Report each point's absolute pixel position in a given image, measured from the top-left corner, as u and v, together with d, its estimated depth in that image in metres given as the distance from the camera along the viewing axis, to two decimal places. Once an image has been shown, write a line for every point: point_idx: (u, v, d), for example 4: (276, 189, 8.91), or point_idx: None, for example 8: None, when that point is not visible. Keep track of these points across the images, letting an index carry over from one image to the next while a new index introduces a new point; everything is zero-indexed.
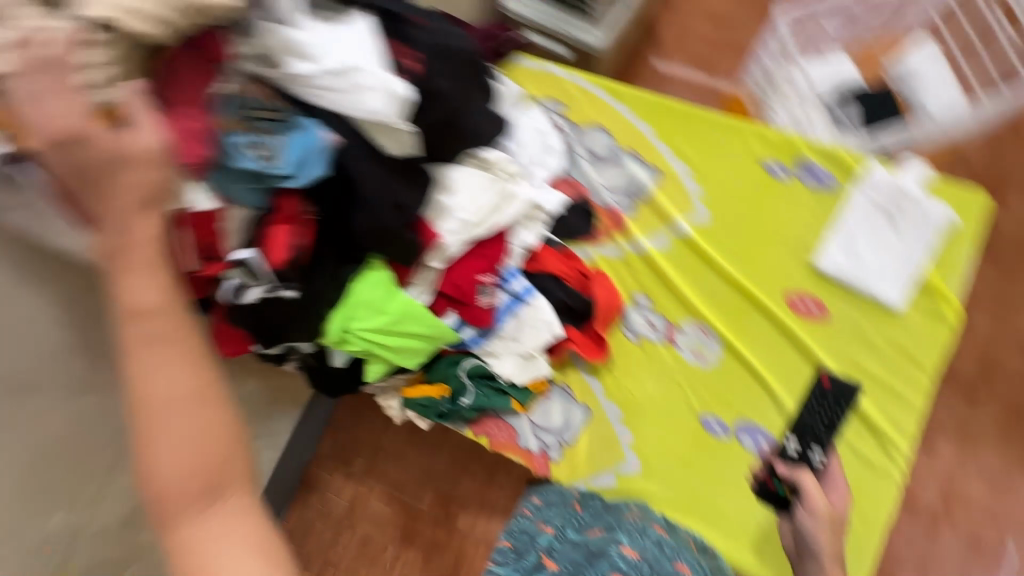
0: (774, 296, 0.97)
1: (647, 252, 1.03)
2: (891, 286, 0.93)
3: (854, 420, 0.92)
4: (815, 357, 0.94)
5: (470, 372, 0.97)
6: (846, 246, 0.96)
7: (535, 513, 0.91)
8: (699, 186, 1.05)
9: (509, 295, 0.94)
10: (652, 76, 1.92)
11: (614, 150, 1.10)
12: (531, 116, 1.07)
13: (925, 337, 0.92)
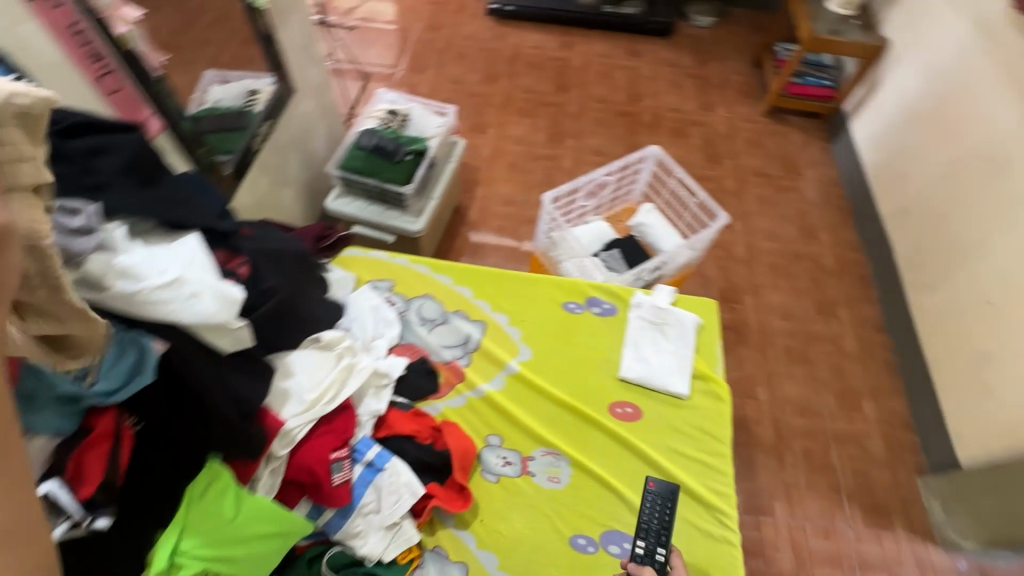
0: (598, 408, 1.14)
1: (488, 395, 1.13)
2: (677, 380, 1.17)
3: (689, 501, 1.05)
4: (644, 453, 1.08)
5: (333, 563, 0.91)
6: (638, 356, 1.20)
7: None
8: (518, 329, 1.23)
9: (364, 466, 0.95)
10: (474, 249, 2.32)
11: (441, 312, 1.26)
12: (362, 297, 1.21)
13: (714, 414, 1.14)
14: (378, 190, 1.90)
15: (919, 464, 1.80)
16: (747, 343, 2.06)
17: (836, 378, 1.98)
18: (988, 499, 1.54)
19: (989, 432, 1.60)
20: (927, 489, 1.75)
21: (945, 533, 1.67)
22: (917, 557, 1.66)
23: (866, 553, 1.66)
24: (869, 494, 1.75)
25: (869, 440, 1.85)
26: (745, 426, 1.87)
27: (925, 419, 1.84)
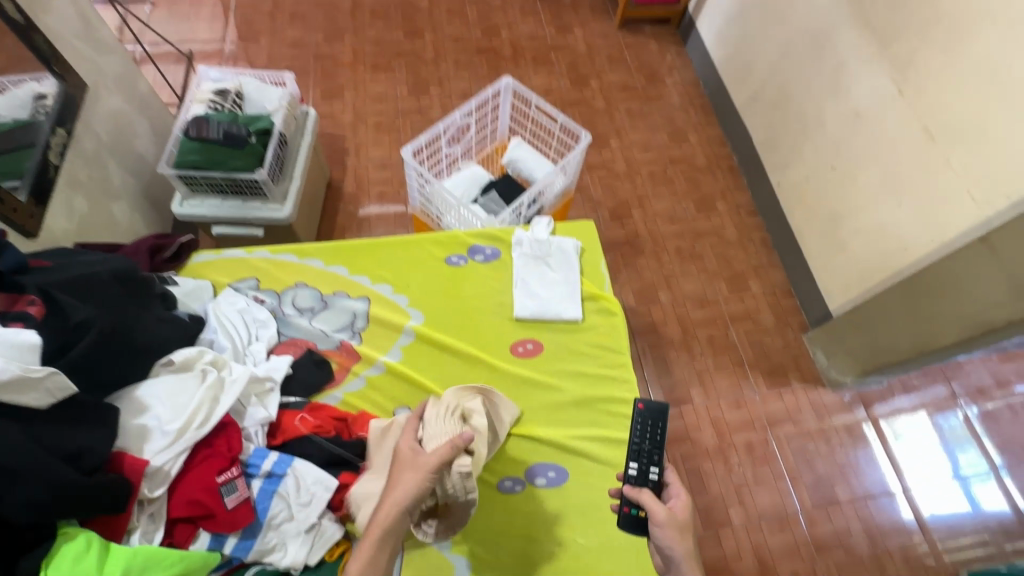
0: (499, 352, 1.14)
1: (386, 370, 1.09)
2: (570, 306, 1.19)
3: (601, 416, 1.09)
4: (551, 384, 1.11)
5: None
6: (528, 292, 1.19)
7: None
8: (405, 296, 1.19)
9: (263, 478, 0.89)
10: (359, 222, 2.19)
11: (320, 298, 1.18)
12: (223, 302, 1.10)
13: (610, 329, 1.18)
14: (229, 182, 1.70)
15: (802, 323, 2.02)
16: (643, 254, 2.15)
17: (724, 267, 2.13)
18: (855, 338, 1.77)
19: (849, 279, 1.80)
20: (812, 343, 1.96)
21: (831, 376, 1.89)
22: (810, 400, 1.87)
23: (771, 411, 1.85)
24: (766, 360, 1.95)
25: (760, 314, 2.04)
26: (654, 329, 1.99)
27: (800, 282, 2.05)
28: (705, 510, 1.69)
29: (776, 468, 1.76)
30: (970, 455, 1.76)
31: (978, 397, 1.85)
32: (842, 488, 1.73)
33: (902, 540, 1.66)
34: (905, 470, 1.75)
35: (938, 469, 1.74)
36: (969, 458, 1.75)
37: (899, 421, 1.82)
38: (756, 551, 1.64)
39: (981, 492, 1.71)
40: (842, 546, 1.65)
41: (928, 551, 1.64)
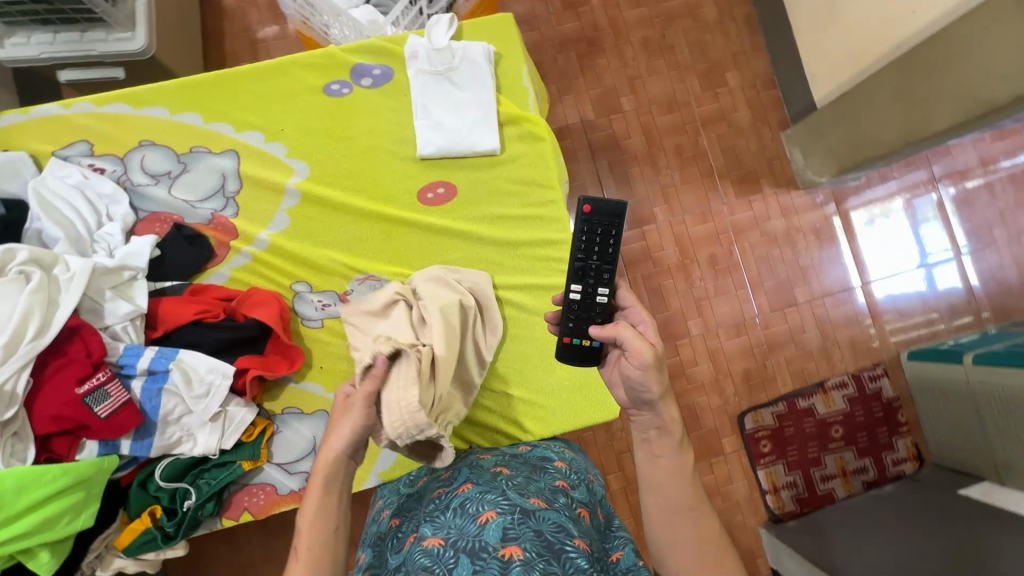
0: (405, 203, 0.97)
1: (272, 242, 0.94)
2: (485, 135, 0.96)
3: (529, 263, 0.97)
4: (469, 232, 0.96)
5: (169, 475, 0.82)
6: (431, 123, 0.96)
7: (377, 518, 0.80)
8: (281, 145, 0.96)
9: (143, 377, 0.80)
10: (253, 45, 1.78)
11: (175, 159, 0.95)
12: (48, 178, 0.89)
13: (536, 159, 0.98)
14: (46, 6, 1.29)
15: (782, 118, 1.78)
16: (602, 51, 1.79)
17: (698, 57, 1.80)
18: (836, 131, 1.56)
19: (843, 59, 1.51)
20: (790, 142, 1.75)
21: (805, 177, 1.73)
22: (781, 204, 1.75)
23: (739, 221, 1.74)
24: (738, 166, 1.76)
25: (736, 113, 1.78)
26: (615, 144, 1.76)
27: (785, 68, 1.74)
28: (664, 325, 1.70)
29: (739, 278, 1.72)
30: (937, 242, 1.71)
31: (958, 180, 1.71)
32: (802, 290, 1.72)
33: (853, 331, 1.70)
34: (868, 265, 1.71)
35: (902, 261, 1.70)
36: (936, 245, 1.70)
37: (871, 217, 1.72)
38: (711, 357, 1.70)
39: (939, 275, 1.70)
40: (794, 343, 1.70)
41: (875, 337, 1.70)
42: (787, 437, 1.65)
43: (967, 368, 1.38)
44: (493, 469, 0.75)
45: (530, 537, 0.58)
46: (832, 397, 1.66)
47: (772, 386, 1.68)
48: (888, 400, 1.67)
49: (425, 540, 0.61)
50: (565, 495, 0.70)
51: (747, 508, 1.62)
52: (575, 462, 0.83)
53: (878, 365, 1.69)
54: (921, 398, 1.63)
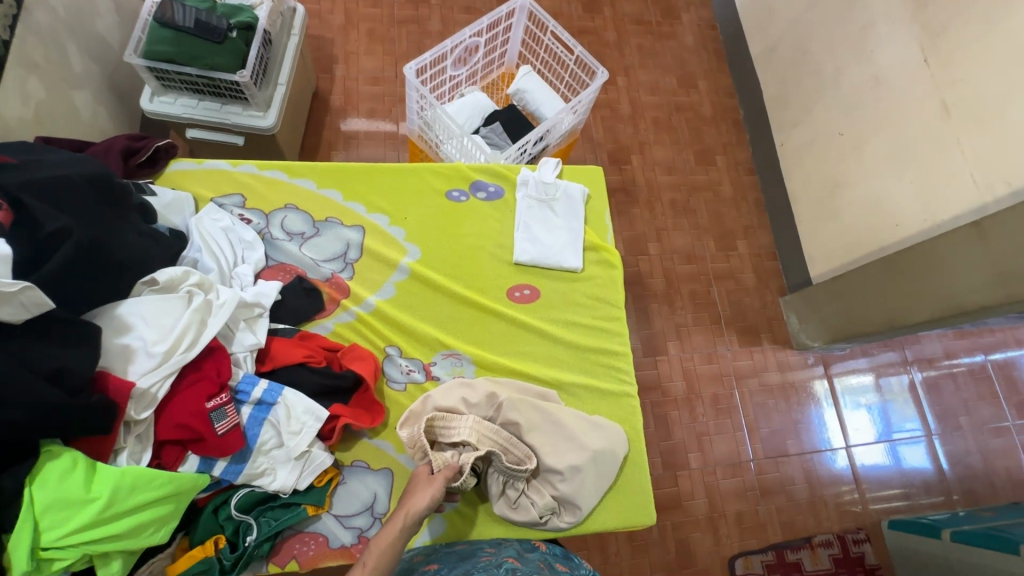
0: (495, 296, 1.13)
1: (377, 306, 1.07)
2: (571, 255, 1.16)
3: (590, 367, 1.11)
4: (547, 332, 1.11)
5: (242, 505, 0.86)
6: (529, 236, 1.16)
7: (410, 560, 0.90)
8: (401, 229, 1.14)
9: (252, 405, 0.88)
10: (345, 138, 2.05)
11: (311, 223, 1.11)
12: (205, 218, 1.03)
13: (608, 281, 1.17)
14: (206, 80, 1.53)
15: (781, 286, 2.06)
16: (637, 203, 2.11)
17: (715, 223, 2.12)
18: (829, 306, 1.83)
19: (837, 249, 1.82)
20: (787, 307, 2.01)
21: (799, 339, 1.96)
22: (778, 359, 1.95)
23: (740, 367, 1.93)
24: (743, 319, 2.00)
25: (744, 274, 2.07)
26: (640, 280, 1.99)
27: (786, 247, 2.07)
28: (666, 452, 1.79)
29: (737, 420, 1.86)
30: (910, 417, 1.90)
31: (925, 364, 1.97)
32: (792, 442, 1.85)
33: (838, 489, 1.81)
34: (852, 432, 1.88)
35: (879, 431, 1.88)
36: (908, 420, 1.90)
37: (855, 383, 1.93)
38: (708, 494, 1.77)
39: (909, 451, 1.87)
40: (784, 492, 1.80)
41: (856, 499, 1.81)
42: None
43: (946, 544, 1.55)
44: (536, 565, 0.83)
45: None
46: (818, 553, 1.73)
47: (760, 531, 1.75)
48: (869, 565, 1.73)
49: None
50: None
51: None
52: (525, 562, 0.81)
53: (860, 528, 1.78)
54: (899, 566, 1.71)
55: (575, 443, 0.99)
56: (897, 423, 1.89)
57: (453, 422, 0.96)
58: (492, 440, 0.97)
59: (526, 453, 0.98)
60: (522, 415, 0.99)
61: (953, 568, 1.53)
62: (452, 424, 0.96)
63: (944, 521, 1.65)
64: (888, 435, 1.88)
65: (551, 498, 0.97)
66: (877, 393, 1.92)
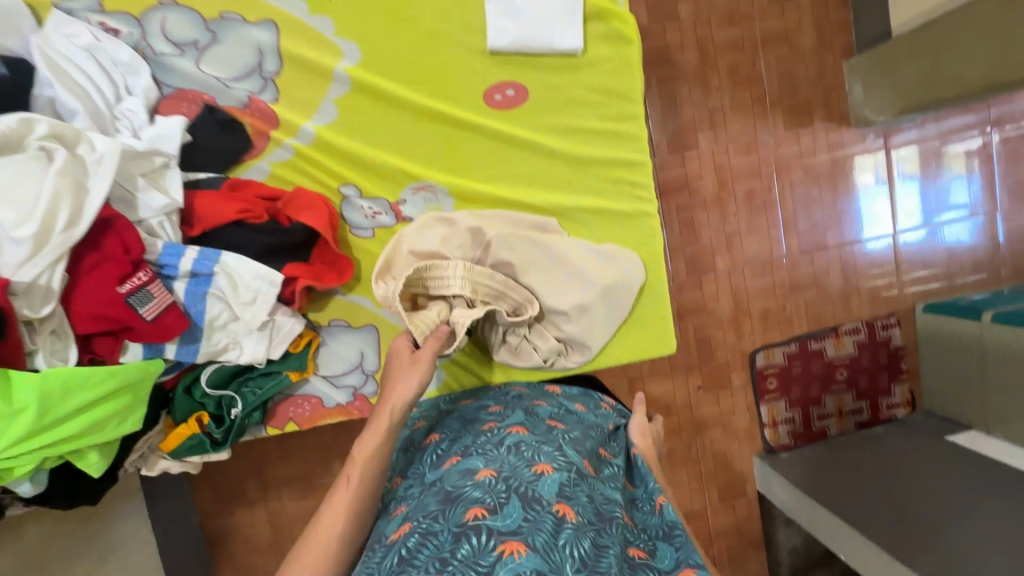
0: (470, 104, 0.85)
1: (318, 136, 0.83)
2: (568, 31, 0.83)
3: (599, 185, 0.89)
4: (541, 146, 0.87)
5: (215, 381, 0.79)
6: (508, 8, 0.81)
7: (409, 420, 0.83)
8: (327, 20, 0.80)
9: (187, 280, 0.73)
10: None
11: (203, 25, 0.78)
12: (53, 35, 0.73)
13: (620, 65, 0.86)
14: None
15: (847, 45, 1.58)
16: None
17: None
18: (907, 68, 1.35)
19: None
20: (852, 73, 1.56)
21: (859, 114, 1.55)
22: (829, 141, 1.58)
23: (783, 155, 1.58)
24: (793, 96, 1.57)
25: (801, 30, 1.57)
26: (665, 55, 1.52)
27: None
28: (691, 259, 1.56)
29: (773, 216, 1.58)
30: (965, 189, 1.63)
31: (1008, 128, 1.62)
32: (832, 235, 1.61)
33: (873, 276, 1.63)
34: (904, 213, 1.62)
35: (928, 210, 1.62)
36: (956, 196, 1.62)
37: (912, 157, 1.60)
38: (734, 295, 1.60)
39: (952, 228, 1.63)
40: (816, 285, 1.62)
41: (893, 283, 1.64)
42: (793, 374, 1.63)
43: (982, 324, 1.40)
44: (547, 421, 0.74)
45: (578, 501, 0.60)
46: (843, 341, 1.64)
47: (787, 325, 1.62)
48: (895, 347, 1.66)
49: (476, 471, 0.63)
50: (609, 464, 0.72)
51: (743, 438, 1.63)
52: (535, 418, 0.74)
53: (892, 314, 1.65)
54: (925, 345, 1.64)
55: (583, 276, 0.84)
56: (947, 201, 1.62)
57: (435, 273, 0.78)
58: (487, 286, 0.81)
59: (525, 296, 0.83)
60: (515, 253, 0.81)
61: (985, 348, 1.40)
62: (437, 276, 0.78)
63: (992, 302, 1.45)
64: (932, 218, 1.62)
65: (557, 340, 0.86)
66: (935, 165, 1.61)
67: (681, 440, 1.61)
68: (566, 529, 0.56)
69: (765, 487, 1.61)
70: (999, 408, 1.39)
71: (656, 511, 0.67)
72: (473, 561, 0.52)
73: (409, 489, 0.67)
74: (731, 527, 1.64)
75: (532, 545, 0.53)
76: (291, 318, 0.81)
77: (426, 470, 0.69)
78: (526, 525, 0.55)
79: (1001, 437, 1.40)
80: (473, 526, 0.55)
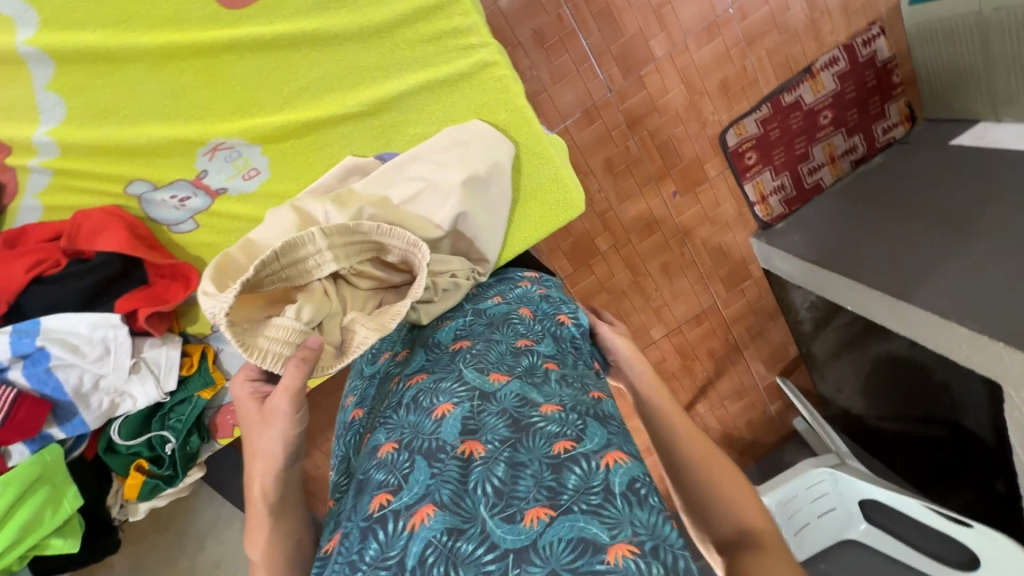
0: (203, 17, 0.64)
1: (59, 142, 0.66)
2: None
3: (416, 52, 0.70)
4: (319, 34, 0.66)
5: (129, 432, 0.77)
6: None
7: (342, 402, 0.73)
8: None
9: (20, 365, 0.66)
10: None
11: None
12: None
13: None
14: None
15: None
16: None
17: None
18: None
19: None
20: None
21: None
22: None
23: None
24: None
25: None
26: None
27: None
28: (622, 57, 1.17)
29: None
30: None
31: None
32: None
33: None
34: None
35: None
36: None
37: None
38: (684, 77, 1.22)
39: None
40: (776, 28, 1.23)
41: None
42: (773, 140, 1.32)
43: None
44: (451, 346, 0.64)
45: (489, 425, 0.52)
46: (821, 79, 1.29)
47: (753, 89, 1.27)
48: (881, 62, 1.31)
49: (380, 448, 0.55)
50: (531, 354, 0.61)
51: (735, 226, 1.39)
52: (439, 347, 0.65)
53: (874, 24, 1.28)
54: (921, 47, 1.28)
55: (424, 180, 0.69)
56: None
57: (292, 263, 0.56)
58: (351, 245, 0.58)
59: (408, 241, 0.59)
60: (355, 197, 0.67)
61: (985, 25, 1.08)
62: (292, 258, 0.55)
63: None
64: None
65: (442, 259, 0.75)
66: None
67: (670, 258, 1.37)
68: (476, 466, 0.49)
69: (768, 264, 1.41)
70: (1007, 87, 1.11)
71: (591, 396, 0.57)
72: (384, 553, 0.45)
73: (339, 481, 0.61)
74: (747, 313, 1.49)
75: (440, 504, 0.46)
76: (158, 352, 0.74)
77: (348, 455, 0.62)
78: (432, 485, 0.48)
79: (1012, 120, 1.14)
80: (379, 513, 0.48)
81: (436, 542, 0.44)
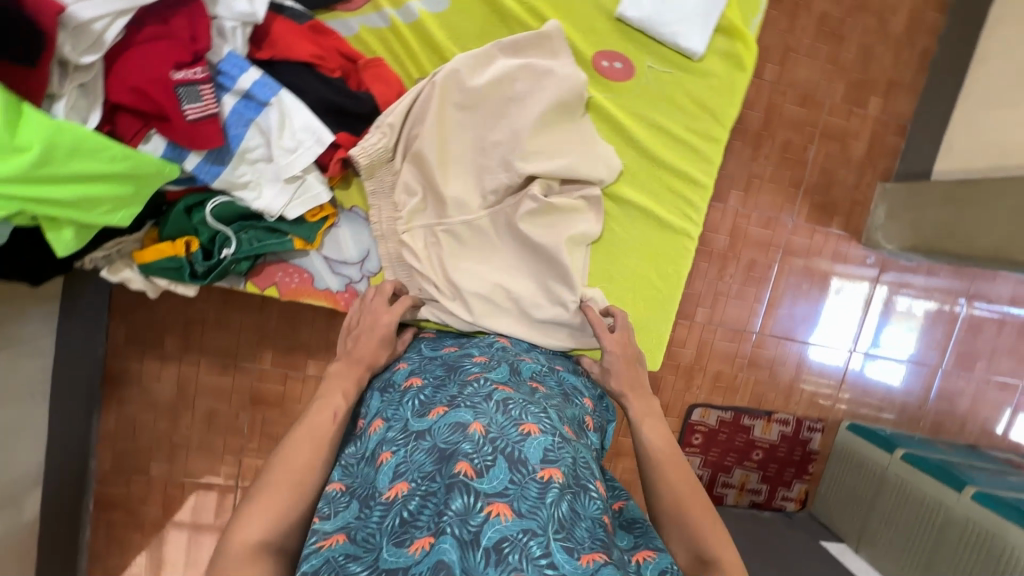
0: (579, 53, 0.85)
1: (420, 20, 0.79)
2: (697, 31, 0.84)
3: (659, 187, 0.89)
4: (624, 128, 0.87)
5: (219, 214, 0.74)
6: None
7: (389, 362, 0.74)
8: None
9: (238, 98, 0.68)
10: None
11: None
12: None
13: (725, 89, 0.88)
14: None
15: (889, 170, 1.32)
16: None
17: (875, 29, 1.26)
18: (936, 211, 1.14)
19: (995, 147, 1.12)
20: (883, 196, 1.31)
21: (873, 237, 1.32)
22: (836, 251, 1.34)
23: (796, 243, 1.32)
24: (825, 191, 1.32)
25: (855, 141, 1.31)
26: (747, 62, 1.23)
27: (947, 86, 1.25)
28: None
29: (762, 292, 1.33)
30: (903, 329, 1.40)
31: (980, 303, 1.42)
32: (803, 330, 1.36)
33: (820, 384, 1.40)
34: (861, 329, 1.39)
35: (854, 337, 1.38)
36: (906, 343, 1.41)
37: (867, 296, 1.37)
38: (699, 346, 1.34)
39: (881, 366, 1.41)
40: (771, 370, 1.37)
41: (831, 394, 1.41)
42: (717, 440, 1.37)
43: (892, 457, 1.26)
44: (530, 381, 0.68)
45: (566, 461, 0.54)
46: (772, 427, 1.39)
47: (731, 392, 1.37)
48: (810, 450, 1.42)
49: (466, 425, 0.55)
50: (587, 433, 0.67)
51: None
52: (519, 379, 0.67)
53: (820, 420, 1.41)
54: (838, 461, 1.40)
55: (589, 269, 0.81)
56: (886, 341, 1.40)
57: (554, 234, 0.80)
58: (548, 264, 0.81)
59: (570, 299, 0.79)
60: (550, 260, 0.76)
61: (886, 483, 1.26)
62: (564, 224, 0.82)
63: (906, 440, 1.32)
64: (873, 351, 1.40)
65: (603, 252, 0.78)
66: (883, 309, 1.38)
67: None
68: (552, 489, 0.50)
69: None
70: (876, 532, 1.26)
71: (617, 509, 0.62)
72: (461, 523, 0.46)
73: (389, 433, 0.59)
74: None
75: (517, 511, 0.47)
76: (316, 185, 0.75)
77: (407, 416, 0.61)
78: (513, 489, 0.49)
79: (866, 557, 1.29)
80: (465, 486, 0.49)
81: (515, 538, 0.45)
